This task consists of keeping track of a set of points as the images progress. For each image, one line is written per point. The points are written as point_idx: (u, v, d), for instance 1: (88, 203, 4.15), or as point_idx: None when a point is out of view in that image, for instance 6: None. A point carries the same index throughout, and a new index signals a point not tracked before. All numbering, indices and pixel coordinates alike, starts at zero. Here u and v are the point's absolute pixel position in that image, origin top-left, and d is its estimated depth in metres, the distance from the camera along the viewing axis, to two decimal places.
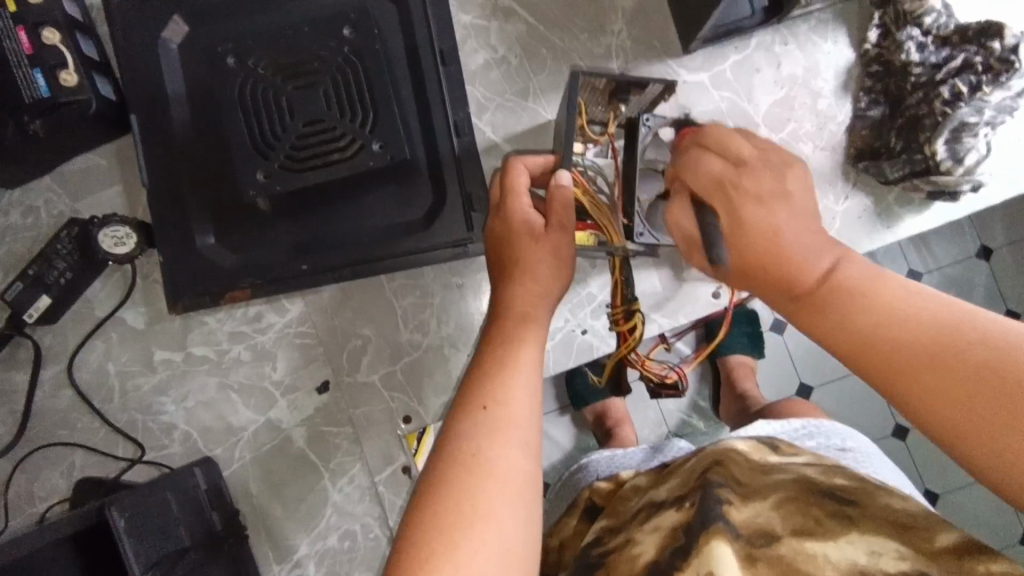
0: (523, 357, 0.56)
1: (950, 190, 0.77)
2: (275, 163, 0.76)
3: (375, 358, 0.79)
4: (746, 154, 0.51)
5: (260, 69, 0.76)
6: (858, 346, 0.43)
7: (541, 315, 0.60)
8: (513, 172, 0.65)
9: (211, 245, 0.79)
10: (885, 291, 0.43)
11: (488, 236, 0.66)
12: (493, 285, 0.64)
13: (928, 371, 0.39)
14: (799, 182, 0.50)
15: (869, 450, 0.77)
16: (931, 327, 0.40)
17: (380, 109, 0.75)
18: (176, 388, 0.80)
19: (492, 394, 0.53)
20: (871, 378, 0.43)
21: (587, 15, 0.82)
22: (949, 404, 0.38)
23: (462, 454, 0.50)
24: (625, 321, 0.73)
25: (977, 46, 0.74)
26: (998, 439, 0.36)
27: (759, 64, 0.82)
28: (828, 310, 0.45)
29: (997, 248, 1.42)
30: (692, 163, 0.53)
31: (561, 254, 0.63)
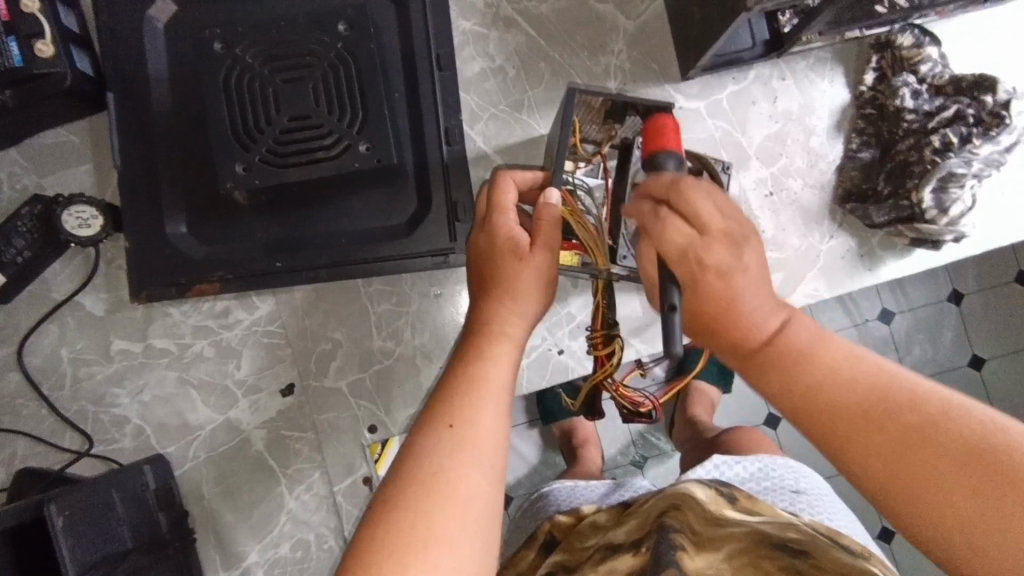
0: (498, 376, 0.54)
1: (933, 238, 0.77)
2: (256, 156, 0.72)
3: (343, 363, 0.77)
4: (713, 221, 0.49)
5: (248, 58, 0.73)
6: (804, 399, 0.45)
7: (517, 337, 0.58)
8: (500, 187, 0.63)
9: (183, 235, 0.76)
10: (828, 352, 0.46)
11: (471, 249, 0.64)
12: (472, 299, 0.62)
13: (867, 429, 0.42)
14: (754, 255, 0.50)
15: (823, 493, 0.77)
16: (868, 385, 0.44)
17: (370, 110, 0.73)
18: (132, 380, 0.76)
19: (460, 412, 0.51)
20: (811, 432, 0.45)
21: (589, 32, 0.81)
22: (881, 465, 0.41)
23: (423, 472, 0.48)
24: (603, 345, 0.72)
25: (970, 99, 0.75)
26: (916, 498, 0.40)
27: (755, 96, 0.82)
28: (779, 366, 0.47)
29: (967, 294, 1.45)
30: (666, 224, 0.50)
31: (543, 275, 0.60)
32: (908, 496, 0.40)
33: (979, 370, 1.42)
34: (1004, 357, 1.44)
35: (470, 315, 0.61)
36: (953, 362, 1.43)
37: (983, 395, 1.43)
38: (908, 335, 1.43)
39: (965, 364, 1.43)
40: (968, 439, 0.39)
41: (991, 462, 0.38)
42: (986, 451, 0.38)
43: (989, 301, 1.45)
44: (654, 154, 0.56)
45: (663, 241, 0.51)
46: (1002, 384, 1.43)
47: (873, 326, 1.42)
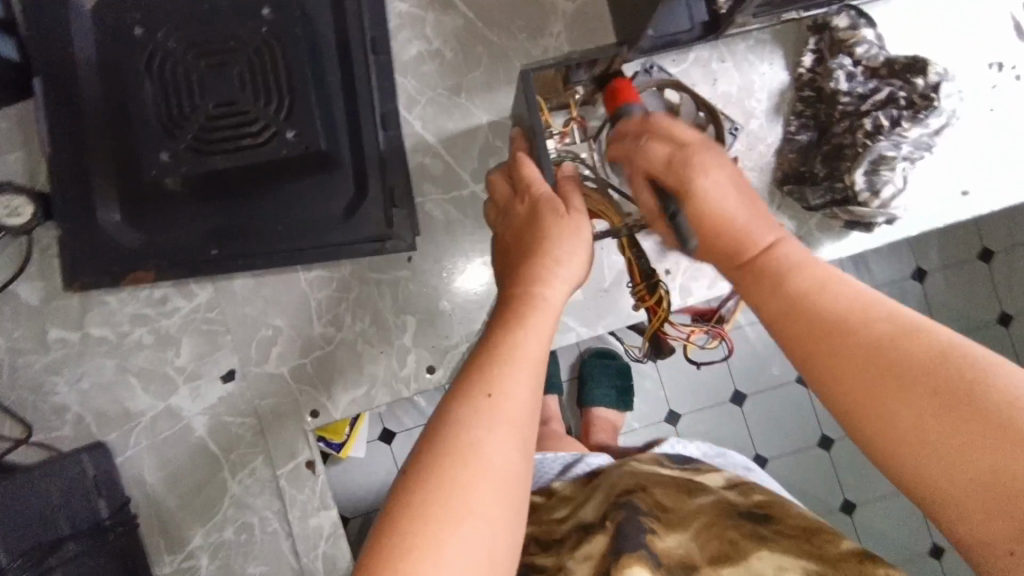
0: (538, 350, 0.53)
1: (865, 221, 0.78)
2: (182, 144, 0.72)
3: (285, 350, 0.78)
4: (686, 135, 0.59)
5: (172, 45, 0.72)
6: (778, 309, 0.48)
7: (557, 304, 0.56)
8: (528, 161, 0.63)
9: (116, 223, 0.75)
10: (813, 273, 0.48)
11: (510, 220, 0.63)
12: (511, 265, 0.60)
13: (838, 337, 0.43)
14: (720, 166, 0.57)
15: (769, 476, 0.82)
16: (850, 302, 0.45)
17: (296, 97, 0.73)
18: (71, 369, 0.76)
19: (497, 382, 0.49)
20: (789, 338, 0.47)
21: (527, 14, 0.80)
22: (844, 370, 0.43)
23: (457, 442, 0.46)
24: (649, 297, 0.74)
25: (902, 81, 0.75)
26: (884, 400, 0.40)
27: (694, 79, 0.82)
28: (756, 283, 0.51)
29: (931, 270, 1.46)
30: (648, 145, 0.60)
31: (583, 234, 0.59)
32: (864, 397, 0.41)
33: None
34: (964, 333, 1.46)
35: (510, 279, 0.59)
36: None
37: None
38: None
39: None
40: (937, 347, 0.40)
41: (946, 374, 0.38)
42: (947, 365, 0.39)
43: (952, 278, 1.47)
44: (620, 109, 0.65)
45: (646, 160, 0.60)
46: None
47: None
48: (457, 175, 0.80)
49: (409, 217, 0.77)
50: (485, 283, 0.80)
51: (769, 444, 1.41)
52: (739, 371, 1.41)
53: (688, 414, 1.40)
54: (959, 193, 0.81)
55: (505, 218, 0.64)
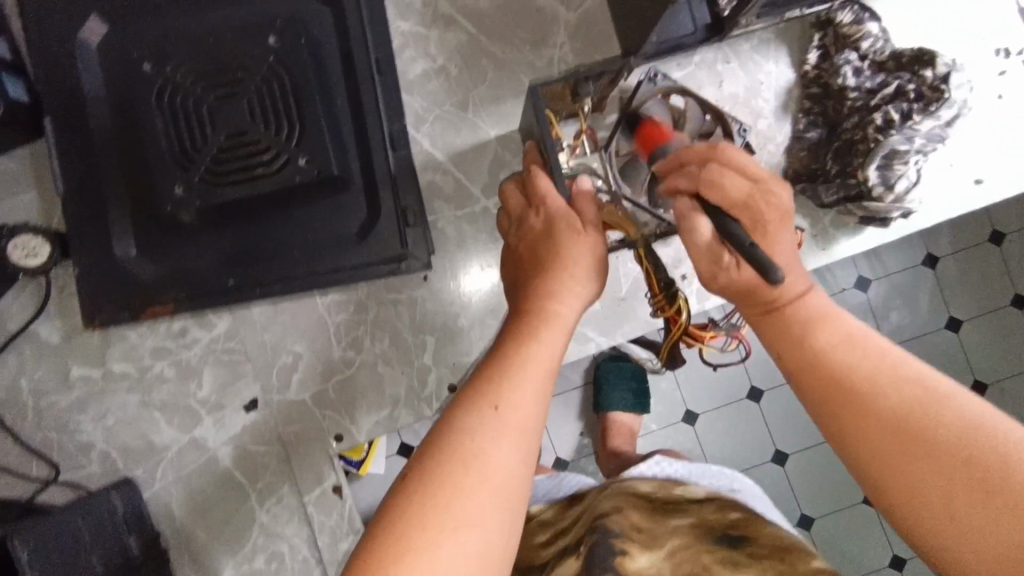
0: (548, 362, 0.53)
1: (881, 217, 0.77)
2: (195, 177, 0.74)
3: (306, 376, 0.78)
4: (758, 171, 0.58)
5: (179, 77, 0.73)
6: (804, 364, 0.54)
7: (569, 320, 0.56)
8: (542, 174, 0.61)
9: (132, 257, 0.75)
10: (838, 329, 0.54)
11: (522, 233, 0.61)
12: (524, 280, 0.59)
13: (867, 404, 0.49)
14: (782, 205, 0.58)
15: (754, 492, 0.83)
16: (874, 367, 0.50)
17: (305, 124, 0.74)
18: (95, 406, 0.76)
19: (505, 393, 0.50)
20: (814, 390, 0.53)
21: (530, 26, 0.80)
22: (865, 431, 0.49)
23: (462, 447, 0.47)
24: (669, 306, 0.72)
25: (910, 73, 0.75)
26: (907, 467, 0.46)
27: (701, 81, 0.82)
28: (783, 331, 0.56)
29: (942, 256, 1.46)
30: (725, 179, 0.56)
31: (598, 254, 0.58)
32: (887, 463, 0.48)
33: (955, 332, 1.45)
34: (979, 318, 1.46)
35: (522, 292, 0.58)
36: (929, 326, 1.45)
37: (961, 356, 1.46)
38: (884, 301, 1.45)
39: (942, 327, 1.45)
40: (968, 427, 0.45)
41: (978, 455, 0.44)
42: (976, 453, 0.44)
43: (964, 263, 1.46)
44: (657, 148, 0.65)
45: (721, 194, 0.57)
46: (979, 343, 1.46)
47: (849, 295, 1.44)
48: (468, 191, 0.80)
49: (422, 237, 0.77)
50: (493, 291, 0.80)
51: (789, 440, 1.40)
52: (755, 367, 1.40)
53: (704, 413, 1.40)
54: (972, 181, 0.81)
55: (518, 228, 0.62)
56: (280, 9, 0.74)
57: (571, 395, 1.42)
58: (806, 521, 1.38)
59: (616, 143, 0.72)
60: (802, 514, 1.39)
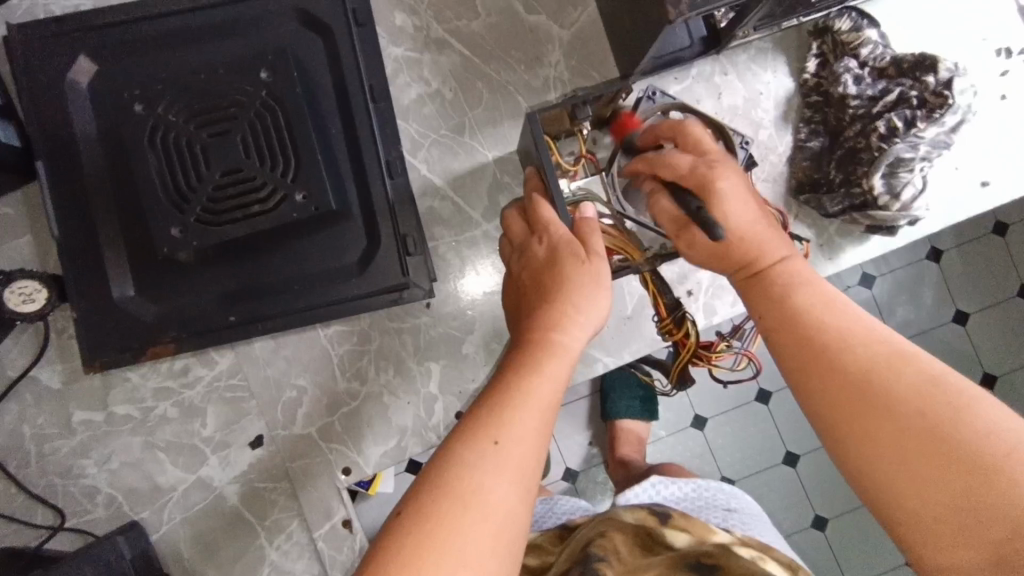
0: (551, 397, 0.51)
1: (887, 225, 0.76)
2: (190, 217, 0.70)
3: (311, 409, 0.77)
4: (709, 145, 0.61)
5: (171, 114, 0.70)
6: (776, 320, 0.54)
7: (574, 352, 0.54)
8: (545, 202, 0.60)
9: (130, 297, 0.74)
10: (814, 293, 0.54)
11: (526, 261, 0.59)
12: (526, 310, 0.57)
13: (832, 361, 0.50)
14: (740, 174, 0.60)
15: (750, 513, 0.84)
16: (844, 329, 0.51)
17: (302, 157, 0.71)
18: (98, 450, 0.75)
19: (506, 429, 0.48)
20: (784, 349, 0.53)
21: (523, 46, 0.79)
22: (832, 389, 0.49)
23: (462, 484, 0.45)
24: (677, 329, 0.75)
25: (912, 79, 0.74)
26: (868, 425, 0.47)
27: (699, 95, 0.81)
28: (758, 293, 0.57)
29: (947, 250, 1.44)
30: (673, 153, 0.62)
31: (604, 281, 0.57)
32: (851, 420, 0.48)
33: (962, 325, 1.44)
34: (987, 310, 1.44)
35: (525, 322, 0.56)
36: (937, 321, 1.44)
37: (970, 349, 1.44)
38: (890, 297, 1.43)
39: (949, 321, 1.44)
40: (930, 389, 0.46)
41: (938, 416, 0.44)
42: (937, 413, 0.44)
43: (969, 255, 1.44)
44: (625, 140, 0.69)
45: (669, 167, 0.62)
46: (988, 334, 1.44)
47: (855, 292, 1.43)
48: (467, 215, 0.79)
49: (424, 263, 0.76)
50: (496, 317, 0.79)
51: (799, 441, 1.38)
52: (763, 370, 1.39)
53: (714, 418, 1.39)
54: (978, 184, 0.80)
55: (520, 257, 0.60)
56: (271, 43, 0.72)
57: (577, 405, 1.41)
58: (821, 523, 1.37)
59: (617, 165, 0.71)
60: (817, 515, 1.37)
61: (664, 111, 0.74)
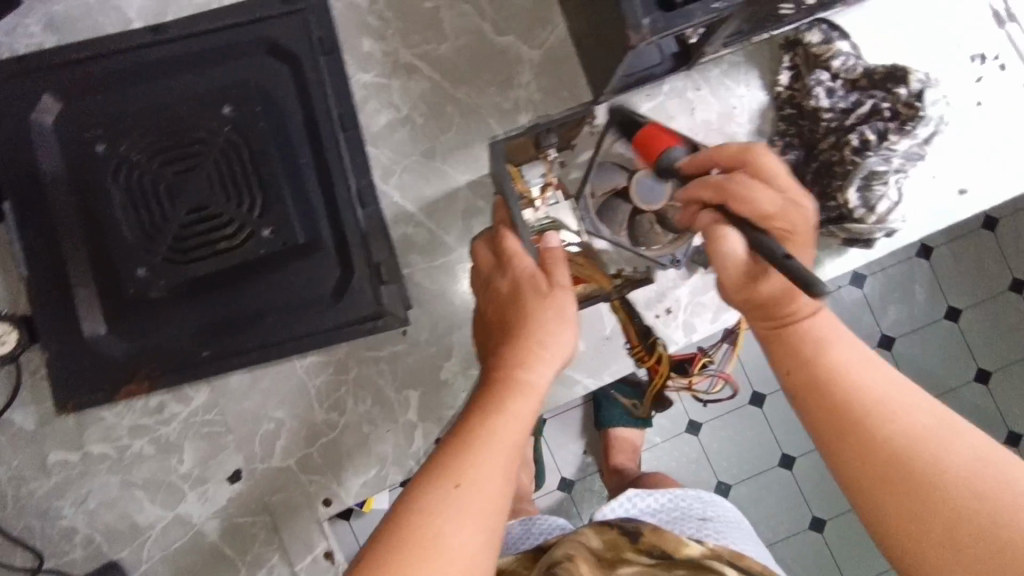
0: (515, 437, 0.51)
1: (864, 238, 0.75)
2: (158, 256, 0.73)
3: (290, 442, 0.77)
4: (785, 182, 0.57)
5: (135, 155, 0.73)
6: (806, 382, 0.51)
7: (540, 389, 0.54)
8: (510, 233, 0.60)
9: (103, 335, 0.73)
10: (843, 351, 0.52)
11: (492, 294, 0.59)
12: (494, 345, 0.57)
13: (870, 431, 0.47)
14: (803, 218, 0.56)
15: (729, 519, 0.83)
16: (878, 395, 0.49)
17: (267, 192, 0.73)
18: (75, 490, 0.74)
19: (467, 471, 0.48)
20: (815, 411, 0.51)
21: (493, 68, 0.78)
22: (864, 461, 0.47)
23: (422, 528, 0.45)
24: (648, 357, 0.75)
25: (883, 91, 0.73)
26: (909, 501, 0.45)
27: (672, 111, 0.80)
28: (787, 350, 0.54)
29: (937, 246, 1.43)
30: (755, 188, 0.56)
31: (569, 316, 0.56)
32: (887, 495, 0.46)
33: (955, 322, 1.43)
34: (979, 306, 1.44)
35: (490, 359, 0.56)
36: (929, 318, 1.43)
37: (963, 345, 1.43)
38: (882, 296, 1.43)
39: (942, 318, 1.43)
40: (973, 466, 0.44)
41: (985, 497, 0.43)
42: (984, 493, 0.43)
43: (959, 252, 1.44)
44: (662, 155, 0.65)
45: (751, 206, 0.56)
46: (979, 330, 1.44)
47: (845, 292, 1.42)
48: (441, 240, 0.78)
49: (399, 290, 0.75)
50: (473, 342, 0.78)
51: (794, 443, 1.38)
52: (755, 374, 1.38)
53: (708, 423, 1.38)
54: (956, 192, 0.79)
55: (485, 289, 0.61)
56: (232, 78, 0.73)
57: (570, 414, 1.39)
58: (818, 525, 1.36)
59: (591, 186, 0.73)
60: (813, 517, 1.36)
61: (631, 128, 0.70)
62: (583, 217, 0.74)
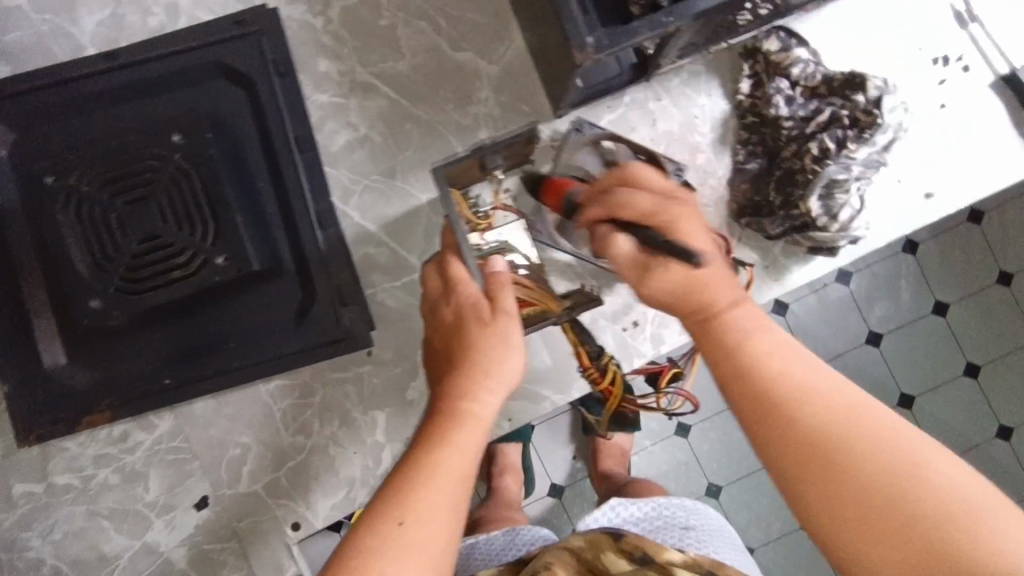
0: (461, 469, 0.52)
1: (828, 246, 0.75)
2: (110, 286, 0.72)
3: (256, 466, 0.76)
4: (662, 186, 0.60)
5: (84, 185, 0.72)
6: (733, 373, 0.51)
7: (484, 418, 0.56)
8: (455, 258, 0.62)
9: (63, 365, 0.73)
10: (766, 341, 0.51)
11: (438, 323, 0.62)
12: (442, 376, 0.59)
13: (792, 418, 0.47)
14: (691, 218, 0.58)
15: (714, 528, 0.80)
16: (798, 382, 0.48)
17: (220, 219, 0.73)
18: (41, 521, 0.74)
19: (411, 506, 0.49)
20: (740, 403, 0.50)
21: (451, 84, 0.77)
22: (788, 449, 0.46)
23: (367, 568, 0.46)
24: (601, 377, 0.76)
25: (842, 98, 0.73)
26: (833, 485, 0.44)
27: (633, 122, 0.78)
28: (711, 339, 0.54)
29: (924, 241, 1.35)
30: (633, 195, 0.58)
31: (513, 341, 0.59)
32: (812, 482, 0.45)
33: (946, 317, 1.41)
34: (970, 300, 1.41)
35: (437, 389, 0.58)
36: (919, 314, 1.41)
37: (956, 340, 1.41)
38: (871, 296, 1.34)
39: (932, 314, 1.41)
40: (892, 447, 0.43)
41: (903, 478, 0.42)
42: (903, 473, 0.42)
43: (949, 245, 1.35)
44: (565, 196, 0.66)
45: (635, 208, 0.58)
46: None
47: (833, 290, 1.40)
48: (404, 260, 0.77)
49: (361, 312, 0.75)
50: None
51: None
52: None
53: (699, 424, 1.35)
54: (923, 196, 0.78)
55: (431, 316, 0.63)
56: (182, 105, 0.74)
57: (559, 419, 1.37)
58: None
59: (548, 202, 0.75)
60: None
61: (594, 143, 0.74)
62: (541, 231, 0.75)
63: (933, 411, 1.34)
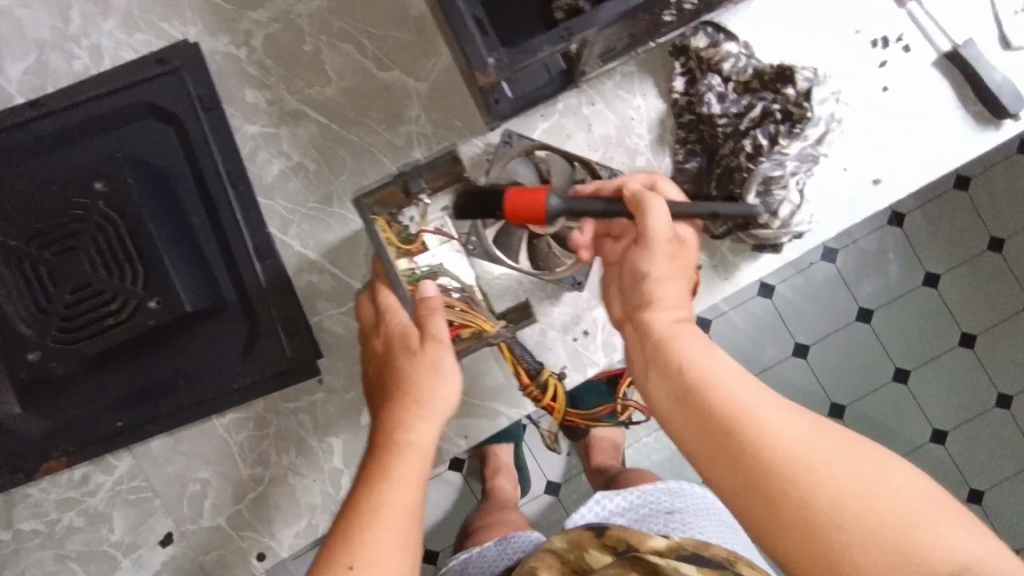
0: (402, 503, 0.52)
1: (771, 242, 0.74)
2: (49, 338, 0.73)
3: (217, 501, 0.76)
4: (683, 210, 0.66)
5: (13, 239, 0.73)
6: (684, 403, 0.53)
7: (423, 447, 0.55)
8: (385, 287, 0.62)
9: (19, 415, 0.75)
10: (709, 366, 0.54)
11: (371, 355, 0.62)
12: (378, 409, 0.59)
13: (742, 449, 0.50)
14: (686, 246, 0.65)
15: (703, 507, 0.75)
16: (744, 409, 0.51)
17: (147, 262, 0.72)
18: (11, 568, 0.76)
19: (357, 550, 0.49)
20: (692, 431, 0.53)
21: (380, 105, 0.76)
22: (741, 478, 0.50)
23: None
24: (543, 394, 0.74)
25: (773, 93, 0.73)
26: (785, 514, 0.48)
27: (569, 129, 0.77)
28: (659, 364, 0.56)
29: (908, 213, 1.31)
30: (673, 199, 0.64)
31: (443, 367, 0.58)
32: (763, 509, 0.49)
33: None
34: None
35: (376, 422, 0.58)
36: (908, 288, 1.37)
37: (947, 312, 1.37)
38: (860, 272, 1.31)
39: None
40: (836, 471, 0.48)
41: (848, 503, 0.47)
42: (845, 498, 0.47)
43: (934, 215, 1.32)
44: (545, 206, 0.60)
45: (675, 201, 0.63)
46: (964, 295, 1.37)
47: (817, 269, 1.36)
48: (348, 285, 0.76)
49: (306, 341, 0.75)
50: None
51: None
52: None
53: None
54: (870, 182, 0.76)
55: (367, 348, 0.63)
56: (104, 151, 0.75)
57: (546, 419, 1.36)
58: None
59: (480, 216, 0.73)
60: None
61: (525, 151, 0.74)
62: (475, 248, 0.73)
63: (929, 385, 1.31)
